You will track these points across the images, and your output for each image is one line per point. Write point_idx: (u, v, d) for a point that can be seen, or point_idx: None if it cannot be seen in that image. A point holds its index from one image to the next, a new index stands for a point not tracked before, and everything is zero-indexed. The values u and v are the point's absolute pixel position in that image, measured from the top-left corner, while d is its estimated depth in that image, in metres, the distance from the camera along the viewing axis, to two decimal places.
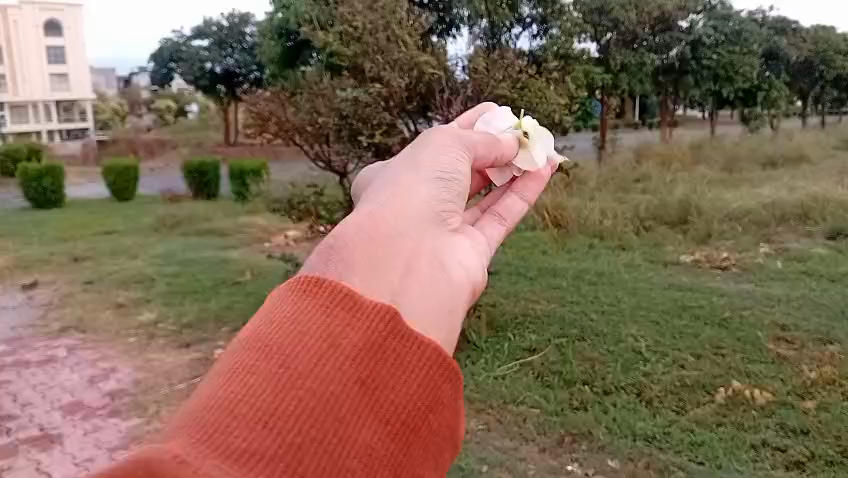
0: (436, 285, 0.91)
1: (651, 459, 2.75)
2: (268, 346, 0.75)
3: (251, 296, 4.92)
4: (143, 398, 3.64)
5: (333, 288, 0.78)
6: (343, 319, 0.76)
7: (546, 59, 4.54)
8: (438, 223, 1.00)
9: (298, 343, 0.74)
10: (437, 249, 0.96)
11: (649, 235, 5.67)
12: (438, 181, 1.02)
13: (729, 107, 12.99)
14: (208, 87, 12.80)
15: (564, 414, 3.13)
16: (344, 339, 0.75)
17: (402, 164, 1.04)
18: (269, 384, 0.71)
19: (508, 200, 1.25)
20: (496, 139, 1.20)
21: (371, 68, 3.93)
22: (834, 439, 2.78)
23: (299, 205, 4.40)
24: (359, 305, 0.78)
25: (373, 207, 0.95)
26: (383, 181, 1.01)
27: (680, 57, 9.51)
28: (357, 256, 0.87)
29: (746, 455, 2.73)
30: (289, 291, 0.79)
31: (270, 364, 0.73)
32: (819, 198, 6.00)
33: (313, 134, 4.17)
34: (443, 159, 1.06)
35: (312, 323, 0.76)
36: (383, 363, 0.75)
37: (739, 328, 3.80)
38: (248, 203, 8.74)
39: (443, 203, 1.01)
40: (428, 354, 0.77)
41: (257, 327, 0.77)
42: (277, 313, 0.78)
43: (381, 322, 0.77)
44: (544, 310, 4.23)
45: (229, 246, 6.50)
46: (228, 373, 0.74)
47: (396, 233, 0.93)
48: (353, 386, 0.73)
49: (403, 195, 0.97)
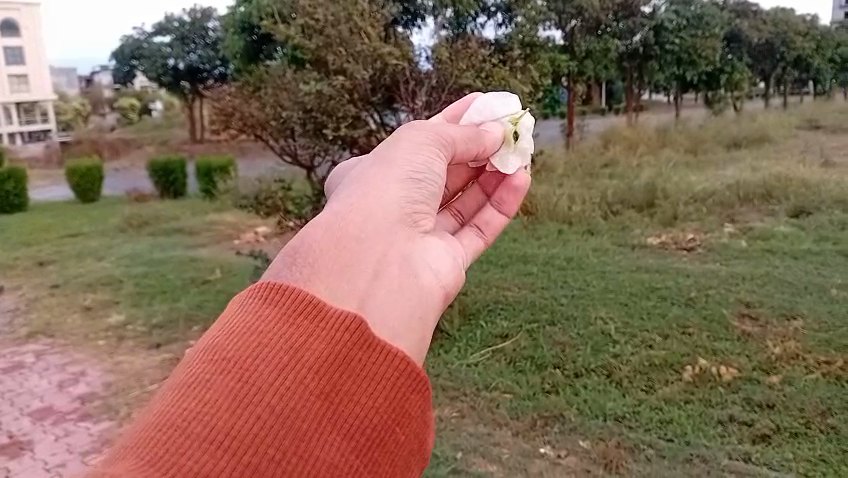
0: (406, 292, 0.84)
1: (621, 438, 2.79)
2: (225, 359, 0.71)
3: (221, 294, 4.85)
4: (114, 401, 3.58)
5: (295, 296, 0.74)
6: (304, 329, 0.72)
7: (512, 48, 4.53)
8: (409, 225, 0.91)
9: (257, 355, 0.70)
10: (409, 252, 0.88)
11: (617, 220, 5.75)
12: (410, 181, 0.93)
13: (692, 90, 13.15)
14: (172, 83, 12.52)
15: (536, 398, 3.16)
16: (306, 350, 0.70)
17: (374, 159, 0.95)
18: (224, 401, 0.68)
19: (486, 211, 1.20)
20: (477, 134, 1.09)
21: (334, 61, 3.88)
22: (798, 412, 2.86)
23: (266, 200, 4.36)
24: (322, 313, 0.73)
25: (339, 206, 0.87)
26: (352, 177, 0.93)
27: (643, 43, 9.53)
28: (321, 262, 0.80)
29: (714, 430, 2.79)
30: (250, 296, 0.76)
31: (226, 378, 0.69)
32: (782, 178, 6.12)
33: (277, 129, 4.10)
34: (420, 156, 0.96)
35: (273, 333, 0.71)
36: (348, 374, 0.71)
37: (705, 308, 3.88)
38: (216, 200, 8.65)
39: (415, 204, 0.92)
40: (396, 363, 0.73)
41: (215, 336, 0.73)
42: (235, 322, 0.74)
43: (347, 330, 0.73)
44: (515, 297, 4.25)
45: (198, 244, 6.41)
46: (183, 387, 0.70)
47: (365, 236, 0.85)
48: (314, 399, 0.69)
49: (372, 195, 0.89)
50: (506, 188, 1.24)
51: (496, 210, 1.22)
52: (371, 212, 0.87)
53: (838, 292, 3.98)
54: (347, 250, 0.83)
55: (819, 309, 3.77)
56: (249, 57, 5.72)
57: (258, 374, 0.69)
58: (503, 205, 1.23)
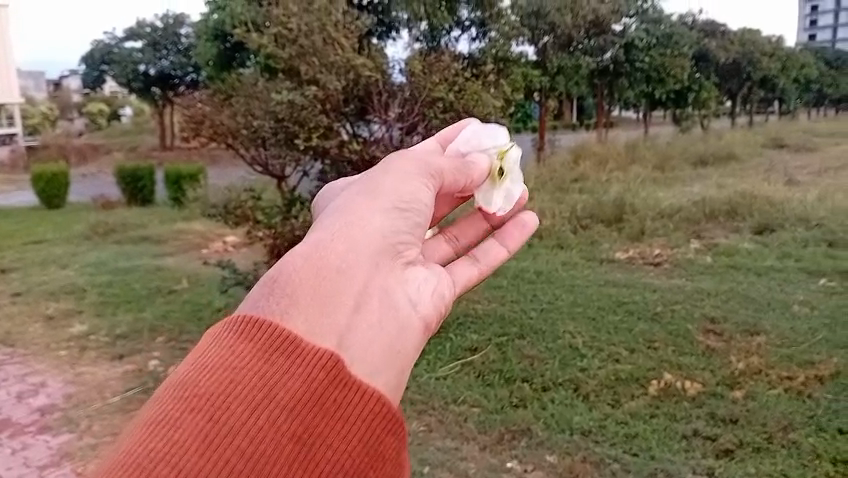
0: (386, 326, 0.84)
1: (587, 453, 2.81)
2: (196, 396, 0.70)
3: (187, 305, 4.78)
4: (75, 413, 3.50)
5: (272, 331, 0.74)
6: (279, 366, 0.71)
7: (485, 62, 4.56)
8: (392, 256, 0.91)
9: (228, 393, 0.70)
10: (390, 285, 0.88)
11: (586, 234, 5.80)
12: (396, 212, 0.94)
13: (661, 108, 13.36)
14: (143, 89, 12.35)
15: (504, 412, 3.16)
16: (279, 389, 0.70)
17: (360, 188, 0.96)
18: (194, 441, 0.67)
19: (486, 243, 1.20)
20: (466, 164, 1.11)
21: (307, 71, 3.88)
22: (761, 427, 2.89)
23: (235, 209, 4.32)
24: (298, 350, 0.73)
25: (322, 235, 0.88)
26: (336, 206, 0.94)
27: (614, 59, 9.82)
28: (301, 293, 0.81)
29: (678, 445, 2.82)
30: (225, 330, 0.75)
31: (194, 417, 0.69)
32: (747, 196, 6.23)
33: (248, 137, 4.05)
34: (407, 187, 0.97)
35: (246, 370, 0.71)
36: (322, 414, 0.70)
37: (670, 321, 3.94)
38: (184, 208, 8.54)
39: (399, 235, 0.93)
40: (372, 403, 0.72)
41: (188, 370, 0.73)
42: (209, 356, 0.74)
43: (323, 369, 0.72)
44: (485, 310, 4.26)
45: (165, 253, 6.32)
46: (151, 425, 0.70)
47: (346, 267, 0.85)
48: (286, 440, 0.68)
49: (356, 225, 0.90)
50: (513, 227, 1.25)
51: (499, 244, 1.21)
52: (353, 242, 0.88)
53: (799, 309, 4.06)
54: (327, 281, 0.83)
55: (782, 324, 3.84)
56: (222, 65, 5.72)
57: (231, 413, 0.69)
58: (508, 241, 1.22)
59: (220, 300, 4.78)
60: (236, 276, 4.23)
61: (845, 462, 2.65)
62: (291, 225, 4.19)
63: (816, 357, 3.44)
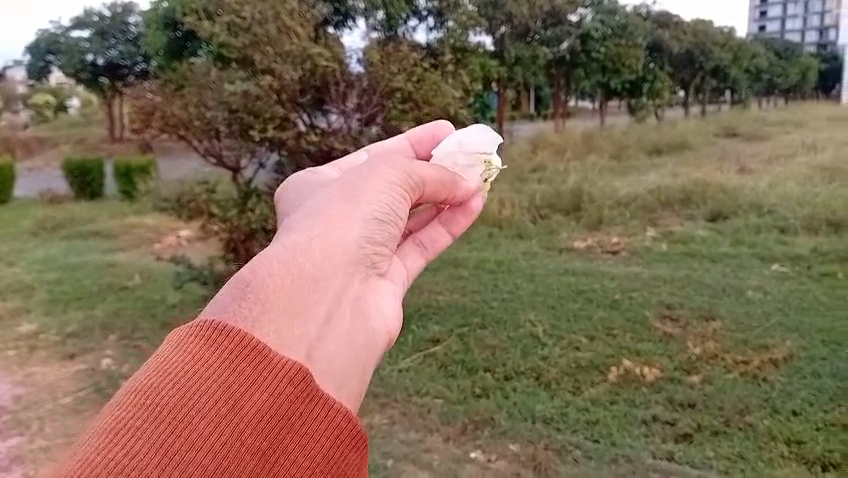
0: (353, 338, 0.92)
1: (549, 441, 2.82)
2: (159, 406, 0.72)
3: (141, 301, 4.67)
4: (24, 415, 3.38)
5: (241, 342, 0.77)
6: (247, 377, 0.75)
7: (443, 54, 4.50)
8: (360, 268, 0.98)
9: (192, 405, 0.73)
10: (358, 296, 0.96)
11: (544, 224, 5.83)
12: (374, 222, 1.00)
13: (617, 98, 13.42)
14: (92, 80, 10.54)
15: (466, 403, 3.14)
16: (247, 402, 0.74)
17: (341, 190, 1.02)
18: (158, 454, 0.70)
19: (431, 227, 1.28)
20: (448, 176, 1.18)
21: (261, 60, 3.78)
22: (718, 410, 2.94)
23: (189, 203, 4.21)
24: (266, 363, 0.77)
25: (299, 241, 0.93)
26: (312, 208, 0.99)
27: (570, 50, 9.74)
28: (275, 301, 0.85)
29: (638, 430, 2.85)
30: (190, 335, 0.77)
31: (158, 429, 0.71)
32: (701, 184, 6.30)
33: (201, 128, 3.96)
34: (384, 195, 1.03)
35: (215, 379, 0.74)
36: (285, 430, 0.75)
37: (630, 308, 3.99)
38: (136, 202, 8.32)
39: (371, 247, 1.00)
40: (330, 422, 0.78)
41: (153, 373, 0.75)
42: (170, 364, 0.75)
43: (290, 383, 0.77)
44: (446, 301, 4.24)
45: (116, 248, 6.15)
46: (109, 433, 0.71)
47: (321, 277, 0.91)
48: (250, 456, 0.73)
49: (330, 234, 0.95)
50: (461, 208, 1.30)
51: (443, 228, 1.29)
52: (328, 252, 0.94)
53: (753, 294, 4.14)
54: (302, 289, 0.88)
55: (735, 310, 3.90)
56: (172, 54, 5.45)
57: (193, 426, 0.72)
58: (452, 224, 1.29)
59: (176, 297, 4.69)
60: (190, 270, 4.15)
61: (799, 443, 2.71)
62: (248, 219, 4.02)
63: (770, 341, 3.49)
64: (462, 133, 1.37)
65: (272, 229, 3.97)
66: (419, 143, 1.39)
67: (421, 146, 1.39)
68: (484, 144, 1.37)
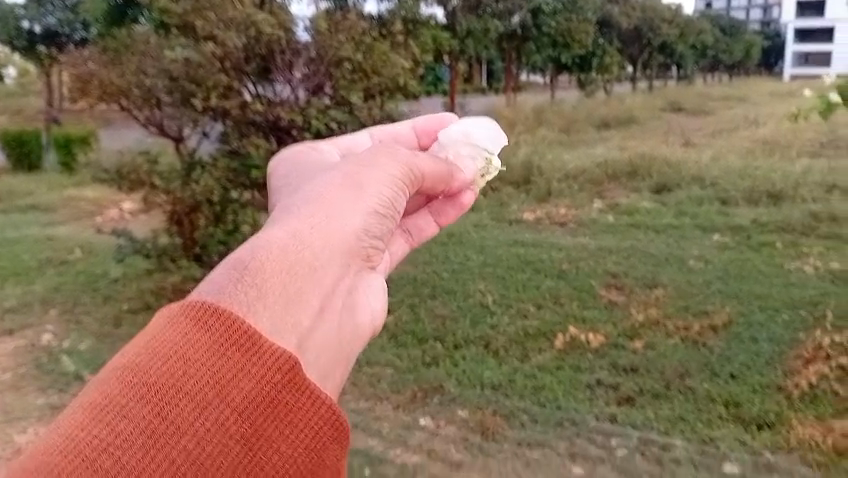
0: (351, 332, 0.78)
1: (497, 406, 2.87)
2: (145, 385, 0.61)
3: (82, 275, 4.55)
4: None
5: (229, 322, 0.64)
6: (233, 363, 0.62)
7: (393, 23, 4.40)
8: (365, 256, 0.84)
9: (175, 384, 0.61)
10: (358, 286, 0.82)
11: (494, 196, 5.88)
12: (373, 216, 0.86)
13: (566, 73, 13.48)
14: (27, 47, 9.51)
15: (415, 371, 3.18)
16: (233, 388, 0.62)
17: (343, 173, 0.88)
18: (139, 435, 0.60)
19: (418, 214, 1.20)
20: (446, 171, 1.08)
21: (203, 26, 3.68)
22: (659, 375, 3.02)
23: (129, 174, 4.04)
24: (256, 346, 0.64)
25: (297, 223, 0.79)
26: (313, 188, 0.86)
27: (521, 24, 9.67)
28: (270, 285, 0.71)
29: (583, 394, 2.92)
30: (176, 316, 0.64)
31: (140, 407, 0.60)
32: (647, 157, 6.41)
33: (142, 97, 3.89)
34: (387, 181, 0.90)
35: (199, 360, 0.62)
36: (273, 421, 0.62)
37: (573, 278, 4.06)
38: (76, 173, 8.08)
39: (376, 235, 0.86)
40: (328, 416, 0.64)
41: (132, 351, 0.63)
42: (155, 337, 0.63)
43: (281, 372, 0.63)
44: (397, 272, 4.25)
45: (55, 222, 5.97)
46: (87, 410, 0.61)
47: (322, 262, 0.77)
48: (233, 443, 0.61)
49: (330, 212, 0.82)
50: (451, 201, 1.21)
51: (431, 218, 1.21)
52: (327, 234, 0.79)
53: (695, 263, 4.24)
54: (301, 274, 0.74)
55: (677, 281, 3.98)
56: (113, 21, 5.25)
57: (176, 410, 0.61)
58: (441, 215, 1.21)
59: (118, 272, 4.55)
60: (131, 243, 4.07)
61: (737, 404, 2.81)
62: (193, 190, 3.90)
63: (710, 307, 3.61)
64: (471, 126, 1.27)
65: (217, 201, 3.90)
66: (423, 132, 1.27)
67: (425, 136, 1.27)
68: (490, 142, 1.27)
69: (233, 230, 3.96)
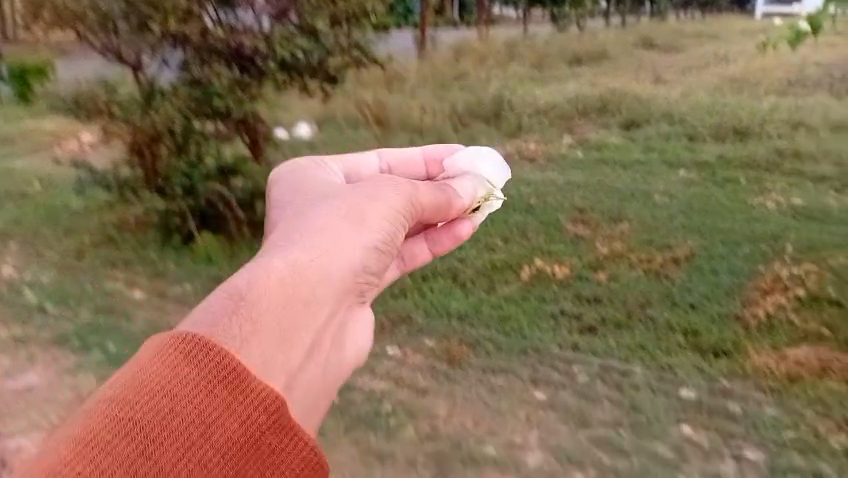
0: (331, 360, 1.36)
1: (463, 336, 2.77)
2: (161, 399, 1.07)
3: (42, 205, 3.73)
4: None
5: (232, 369, 1.12)
6: (227, 401, 1.10)
7: None
8: (344, 300, 1.41)
9: (189, 407, 1.08)
10: (342, 322, 1.41)
11: None
12: (358, 271, 1.44)
13: None
14: None
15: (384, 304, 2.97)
16: (230, 421, 1.09)
17: (330, 242, 1.41)
18: (160, 433, 1.05)
19: (417, 242, 1.88)
20: (439, 208, 1.71)
21: None
22: (640, 310, 2.54)
23: (53, 105, 3.62)
24: (248, 393, 1.12)
25: (299, 265, 1.34)
26: (307, 244, 1.39)
27: None
28: (265, 328, 1.22)
29: (546, 325, 2.64)
30: (187, 350, 1.11)
31: (157, 416, 1.06)
32: None
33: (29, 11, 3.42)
34: (364, 247, 1.46)
35: (207, 396, 1.09)
36: (254, 447, 1.11)
37: (538, 211, 2.90)
38: None
39: (354, 284, 1.44)
40: (291, 448, 1.14)
41: (150, 375, 1.09)
42: (164, 368, 1.10)
43: (264, 413, 1.12)
44: None
45: None
46: (120, 416, 1.06)
47: (312, 302, 1.33)
48: (226, 456, 1.09)
49: (323, 268, 1.37)
50: (448, 232, 1.89)
51: (428, 245, 1.89)
52: (319, 280, 1.36)
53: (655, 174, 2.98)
54: (296, 312, 1.29)
55: (645, 215, 2.70)
56: None
57: (184, 426, 1.07)
58: (437, 243, 1.89)
59: (78, 204, 3.66)
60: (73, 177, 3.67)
61: (695, 335, 2.43)
62: (154, 119, 3.34)
63: None
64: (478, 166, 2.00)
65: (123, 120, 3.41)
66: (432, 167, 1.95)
67: (434, 166, 2.03)
68: (494, 176, 2.01)
69: (195, 164, 3.37)
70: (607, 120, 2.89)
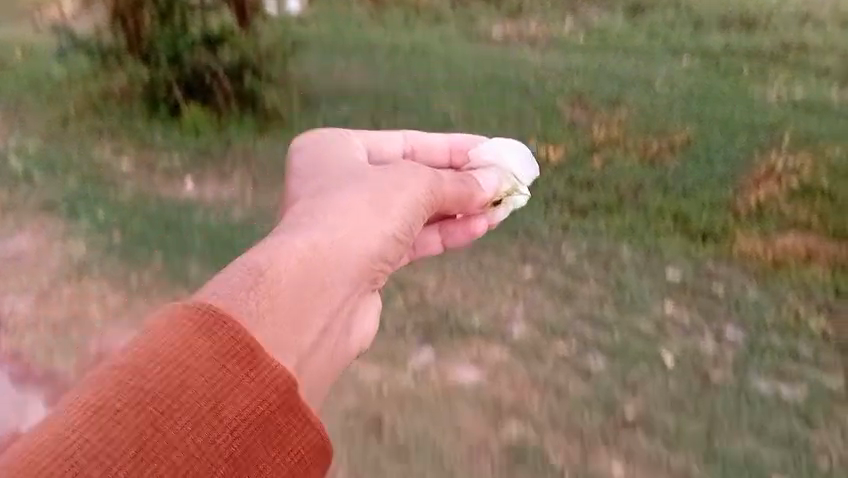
0: (338, 351, 1.24)
1: None
2: (162, 366, 0.89)
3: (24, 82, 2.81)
4: None
5: (241, 341, 0.94)
6: (234, 376, 0.92)
7: None
8: (357, 284, 1.30)
9: (189, 382, 0.89)
10: (350, 315, 1.29)
11: None
12: (382, 241, 1.34)
13: None
14: None
15: None
16: (233, 401, 0.90)
17: (352, 202, 1.33)
18: (149, 422, 0.85)
19: (429, 232, 1.75)
20: (459, 197, 1.59)
21: None
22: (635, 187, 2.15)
23: None
24: (259, 366, 0.94)
25: (320, 239, 1.25)
26: (327, 215, 1.30)
27: None
28: (284, 307, 1.10)
29: (539, 205, 2.19)
30: (192, 318, 0.94)
31: (160, 382, 0.88)
32: None
33: None
34: (388, 223, 1.36)
35: (214, 368, 0.91)
36: (261, 434, 0.92)
37: (536, 92, 2.33)
38: None
39: (373, 266, 1.34)
40: (309, 437, 0.96)
41: (155, 342, 0.91)
42: (168, 337, 0.91)
43: (275, 392, 0.94)
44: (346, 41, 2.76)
45: None
46: (112, 384, 0.87)
47: (328, 287, 1.22)
48: (224, 460, 0.88)
49: (340, 238, 1.27)
50: (462, 227, 1.75)
51: (439, 235, 1.75)
52: (332, 259, 1.25)
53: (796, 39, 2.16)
54: (313, 295, 1.19)
55: (646, 100, 2.21)
56: None
57: (189, 394, 0.88)
58: (447, 236, 1.75)
59: (60, 73, 2.75)
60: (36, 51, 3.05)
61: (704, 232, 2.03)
62: None
63: None
64: (500, 155, 1.85)
65: None
66: (456, 152, 1.83)
67: (458, 156, 1.83)
68: (517, 169, 1.85)
69: (180, 32, 2.54)
70: (612, 2, 2.29)
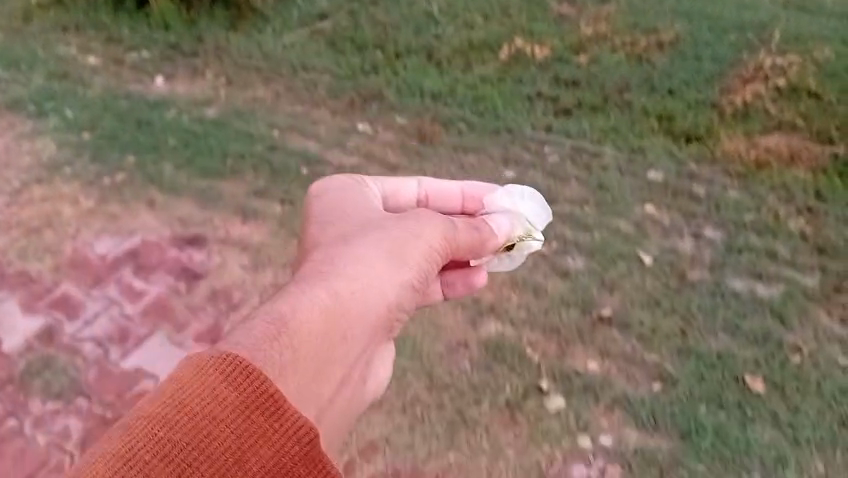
0: (353, 396, 1.19)
1: (435, 111, 2.16)
2: (191, 412, 0.90)
3: None
4: None
5: (266, 391, 0.93)
6: (260, 426, 0.91)
7: None
8: (379, 331, 1.21)
9: (220, 422, 0.90)
10: (368, 361, 1.22)
11: None
12: (404, 289, 1.23)
13: None
14: None
15: (357, 86, 2.25)
16: (259, 448, 0.90)
17: (377, 238, 1.23)
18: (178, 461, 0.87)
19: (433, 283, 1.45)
20: (473, 248, 1.34)
21: None
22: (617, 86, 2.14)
23: None
24: (282, 416, 0.93)
25: (340, 286, 1.16)
26: (350, 250, 1.21)
27: None
28: (303, 360, 1.06)
29: (523, 104, 2.14)
30: (225, 371, 0.93)
31: (189, 429, 0.89)
32: None
33: None
34: (412, 269, 1.23)
35: (237, 416, 0.91)
36: None
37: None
38: None
39: (396, 310, 1.23)
40: None
41: (184, 385, 0.92)
42: (205, 380, 0.92)
43: (297, 443, 0.92)
44: None
45: None
46: (145, 419, 0.89)
47: (346, 337, 1.15)
48: None
49: (365, 277, 1.18)
50: (463, 278, 1.47)
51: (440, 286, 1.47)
52: (354, 304, 1.16)
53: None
54: (331, 345, 1.12)
55: None
56: None
57: (216, 440, 0.89)
58: (449, 287, 1.47)
59: None
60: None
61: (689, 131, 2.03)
62: None
63: None
64: (516, 197, 1.47)
65: None
66: (468, 198, 1.49)
67: (471, 201, 1.49)
68: (534, 214, 1.47)
69: None
70: None
